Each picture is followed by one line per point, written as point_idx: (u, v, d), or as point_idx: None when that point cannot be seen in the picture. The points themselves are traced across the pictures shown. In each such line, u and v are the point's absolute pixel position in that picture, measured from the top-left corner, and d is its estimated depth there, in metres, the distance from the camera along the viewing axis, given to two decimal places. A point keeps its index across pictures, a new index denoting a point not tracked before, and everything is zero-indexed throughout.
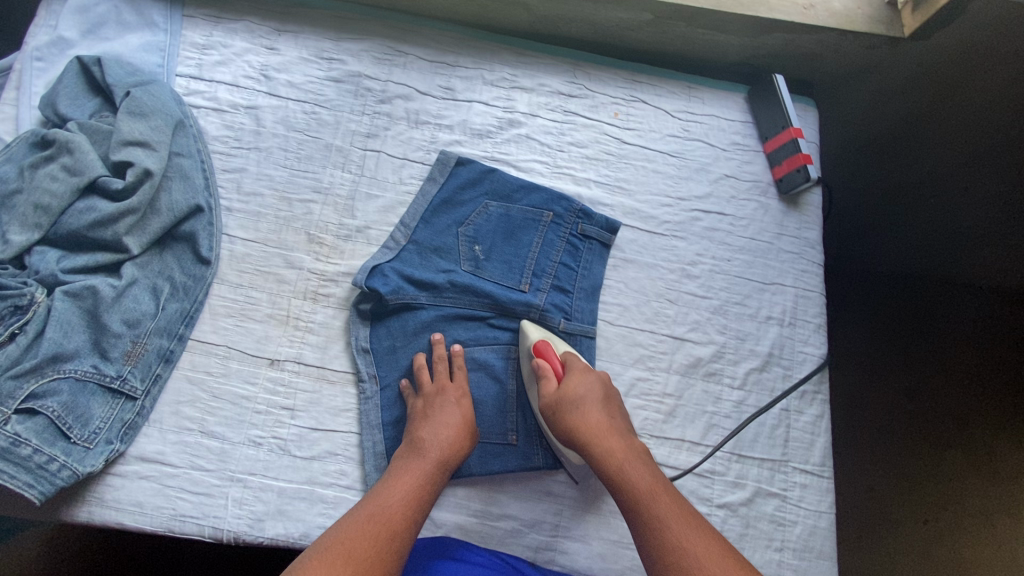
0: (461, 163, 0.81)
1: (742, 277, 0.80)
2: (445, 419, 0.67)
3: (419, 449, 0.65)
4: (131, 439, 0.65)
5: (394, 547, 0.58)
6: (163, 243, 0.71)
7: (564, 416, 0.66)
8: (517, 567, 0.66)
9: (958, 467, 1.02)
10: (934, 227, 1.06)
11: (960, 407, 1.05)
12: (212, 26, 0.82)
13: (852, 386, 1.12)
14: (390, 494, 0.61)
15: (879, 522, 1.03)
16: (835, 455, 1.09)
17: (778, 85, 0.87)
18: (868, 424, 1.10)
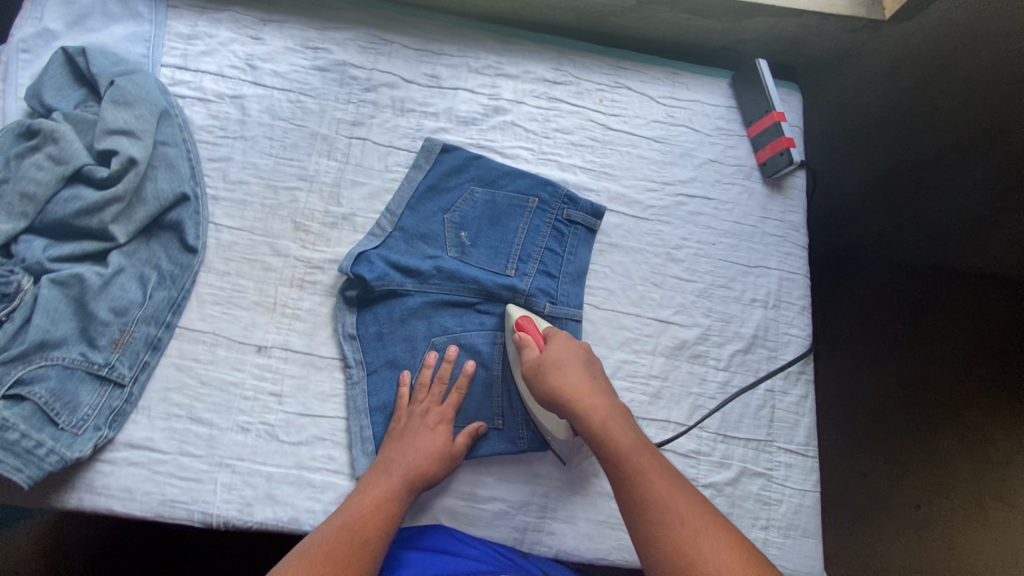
0: (446, 150, 0.79)
1: (728, 259, 0.79)
2: (426, 438, 0.66)
3: (392, 461, 0.64)
4: (119, 426, 0.66)
5: (370, 552, 0.58)
6: (150, 231, 0.73)
7: (545, 377, 0.63)
8: (511, 557, 0.64)
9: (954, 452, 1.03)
10: (929, 213, 1.07)
11: (941, 383, 1.07)
12: (197, 17, 0.84)
13: (840, 372, 1.20)
14: (365, 500, 0.61)
15: (872, 508, 1.08)
16: (824, 441, 1.17)
17: (762, 71, 0.84)
18: (858, 407, 1.17)
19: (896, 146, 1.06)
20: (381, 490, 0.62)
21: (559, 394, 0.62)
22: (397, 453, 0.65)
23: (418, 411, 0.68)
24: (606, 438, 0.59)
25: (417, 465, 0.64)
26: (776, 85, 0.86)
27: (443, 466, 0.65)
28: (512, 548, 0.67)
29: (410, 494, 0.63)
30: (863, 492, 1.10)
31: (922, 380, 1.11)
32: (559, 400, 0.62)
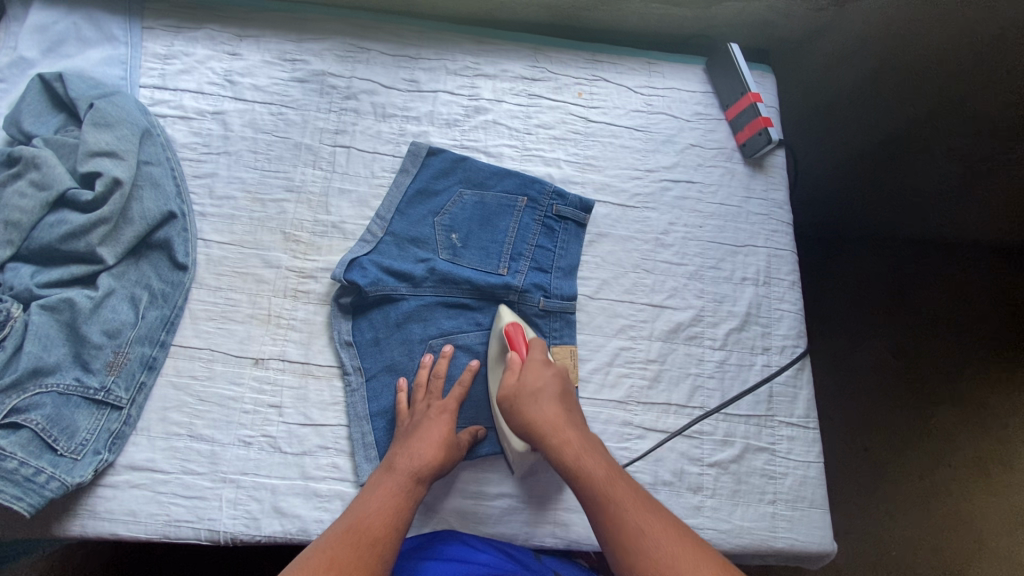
0: (432, 153, 0.80)
1: (716, 241, 0.80)
2: (428, 437, 0.64)
3: (392, 466, 0.63)
4: (119, 449, 0.66)
5: (378, 551, 0.56)
6: (138, 252, 0.73)
7: (520, 412, 0.63)
8: (520, 559, 0.64)
9: (950, 420, 1.16)
10: (909, 192, 1.12)
11: (928, 356, 1.20)
12: (173, 36, 0.84)
13: (838, 350, 1.23)
14: (371, 500, 0.60)
15: (880, 483, 1.14)
16: (828, 421, 1.19)
17: (734, 54, 0.85)
18: (856, 387, 1.20)
19: (873, 123, 1.08)
20: (386, 494, 0.61)
21: (531, 426, 0.62)
22: (402, 456, 0.64)
23: (418, 410, 0.68)
24: (580, 469, 0.59)
25: (423, 468, 0.63)
26: (749, 68, 0.87)
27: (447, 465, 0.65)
28: (522, 546, 0.67)
29: (419, 485, 0.62)
30: (866, 471, 1.15)
31: (915, 352, 1.20)
32: (535, 432, 0.62)
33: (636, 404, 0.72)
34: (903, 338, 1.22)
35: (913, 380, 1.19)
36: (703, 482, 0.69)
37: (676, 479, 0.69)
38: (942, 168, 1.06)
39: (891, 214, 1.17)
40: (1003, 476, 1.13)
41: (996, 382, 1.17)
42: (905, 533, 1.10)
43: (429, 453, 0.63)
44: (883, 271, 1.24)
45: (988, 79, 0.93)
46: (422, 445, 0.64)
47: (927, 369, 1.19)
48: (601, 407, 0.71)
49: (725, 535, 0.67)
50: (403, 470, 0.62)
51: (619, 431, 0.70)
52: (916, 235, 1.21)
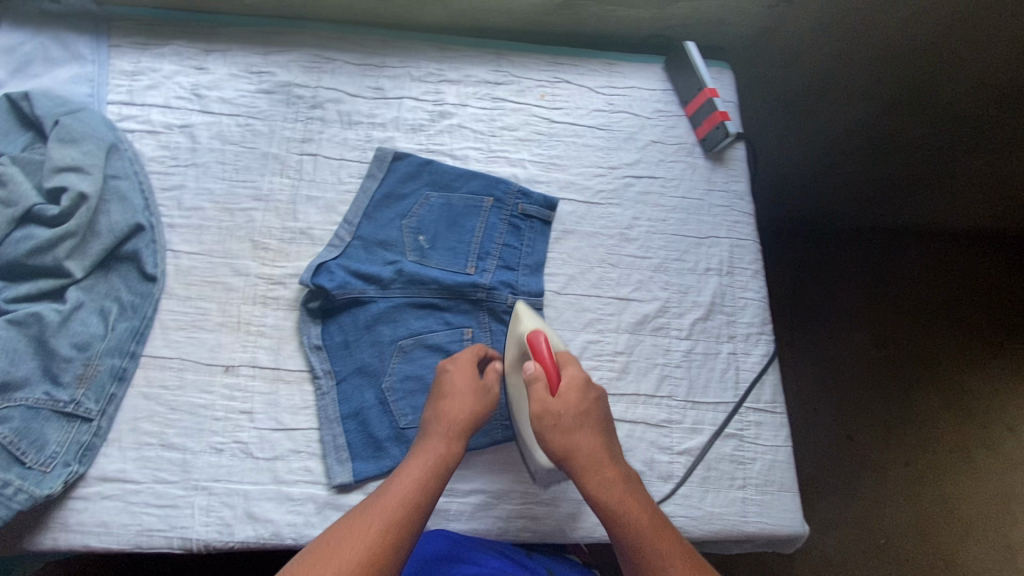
0: (398, 158, 0.81)
1: (679, 234, 0.81)
2: (454, 398, 0.65)
3: (437, 427, 0.64)
4: (90, 460, 0.66)
5: (419, 509, 0.58)
6: (107, 265, 0.74)
7: (558, 441, 0.62)
8: (513, 556, 0.65)
9: (934, 405, 1.18)
10: (879, 181, 1.16)
11: (907, 342, 1.23)
12: (140, 53, 0.86)
13: (817, 339, 1.27)
14: (417, 460, 0.61)
15: (868, 472, 1.15)
16: (813, 411, 1.21)
17: (689, 50, 0.87)
18: (839, 374, 1.23)
19: (831, 123, 1.12)
20: (424, 461, 0.61)
21: (574, 458, 0.61)
22: (429, 426, 0.64)
23: (449, 374, 0.67)
24: (623, 514, 0.58)
25: (450, 441, 0.63)
26: (706, 64, 0.89)
27: (478, 425, 0.66)
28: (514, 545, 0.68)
29: (461, 445, 0.64)
30: (851, 456, 1.16)
31: (895, 338, 1.24)
32: (573, 463, 0.61)
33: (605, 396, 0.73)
34: (882, 326, 1.25)
35: (893, 366, 1.22)
36: (673, 470, 0.70)
37: (647, 468, 0.70)
38: (910, 157, 1.09)
39: (863, 203, 1.22)
40: (987, 460, 1.14)
41: (978, 367, 1.19)
42: (892, 520, 1.12)
43: (456, 419, 0.64)
44: (853, 260, 1.29)
45: (947, 72, 0.96)
46: (448, 405, 0.65)
47: (908, 355, 1.22)
48: None
49: (696, 521, 0.68)
50: (431, 446, 0.62)
51: None
52: (888, 222, 1.25)
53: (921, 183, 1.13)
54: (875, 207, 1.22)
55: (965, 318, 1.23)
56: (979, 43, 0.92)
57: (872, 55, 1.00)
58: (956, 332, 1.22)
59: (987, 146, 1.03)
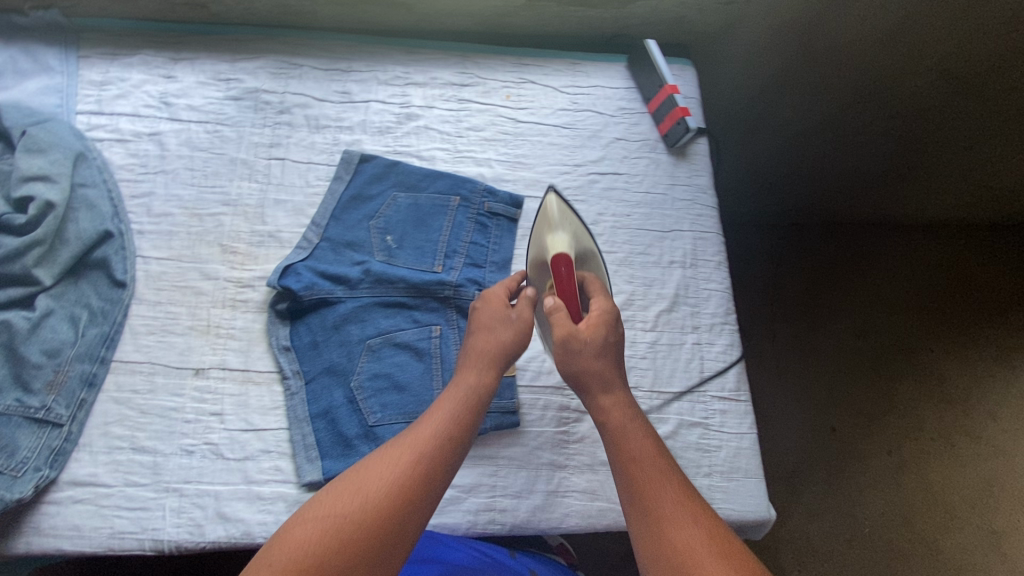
0: (365, 160, 0.82)
1: (643, 228, 0.83)
2: (487, 331, 0.64)
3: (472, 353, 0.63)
4: (61, 465, 0.66)
5: (457, 439, 0.56)
6: (77, 272, 0.74)
7: (575, 364, 0.61)
8: (497, 557, 0.66)
9: (913, 396, 1.19)
10: (849, 174, 1.18)
11: (885, 334, 1.25)
12: (108, 63, 0.87)
13: (797, 333, 1.29)
14: (451, 394, 0.60)
15: (850, 462, 1.17)
16: (793, 404, 1.24)
17: (650, 48, 0.88)
18: (819, 368, 1.25)
19: (798, 116, 1.15)
20: (456, 394, 0.60)
21: (588, 382, 0.60)
22: (461, 361, 0.64)
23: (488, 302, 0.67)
24: (630, 447, 0.57)
25: (480, 373, 0.62)
26: (667, 62, 0.91)
27: (511, 360, 0.65)
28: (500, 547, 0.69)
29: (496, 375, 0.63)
30: (832, 448, 1.19)
31: (873, 329, 1.26)
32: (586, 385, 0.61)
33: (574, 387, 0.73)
34: (861, 319, 1.27)
35: (872, 356, 1.24)
36: None
37: None
38: (876, 146, 1.10)
39: (837, 196, 1.25)
40: (970, 446, 1.13)
41: (955, 356, 1.20)
42: (875, 510, 1.12)
43: (486, 351, 0.63)
44: (826, 252, 1.33)
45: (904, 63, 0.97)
46: (477, 339, 0.64)
47: (887, 345, 1.24)
48: (540, 394, 0.75)
49: None
50: (461, 381, 0.61)
51: (557, 416, 0.74)
52: (864, 213, 1.29)
53: (891, 173, 1.14)
54: (849, 199, 1.25)
55: (943, 307, 1.24)
56: (935, 32, 0.92)
57: (835, 49, 1.02)
58: (933, 323, 1.23)
59: (950, 139, 1.04)
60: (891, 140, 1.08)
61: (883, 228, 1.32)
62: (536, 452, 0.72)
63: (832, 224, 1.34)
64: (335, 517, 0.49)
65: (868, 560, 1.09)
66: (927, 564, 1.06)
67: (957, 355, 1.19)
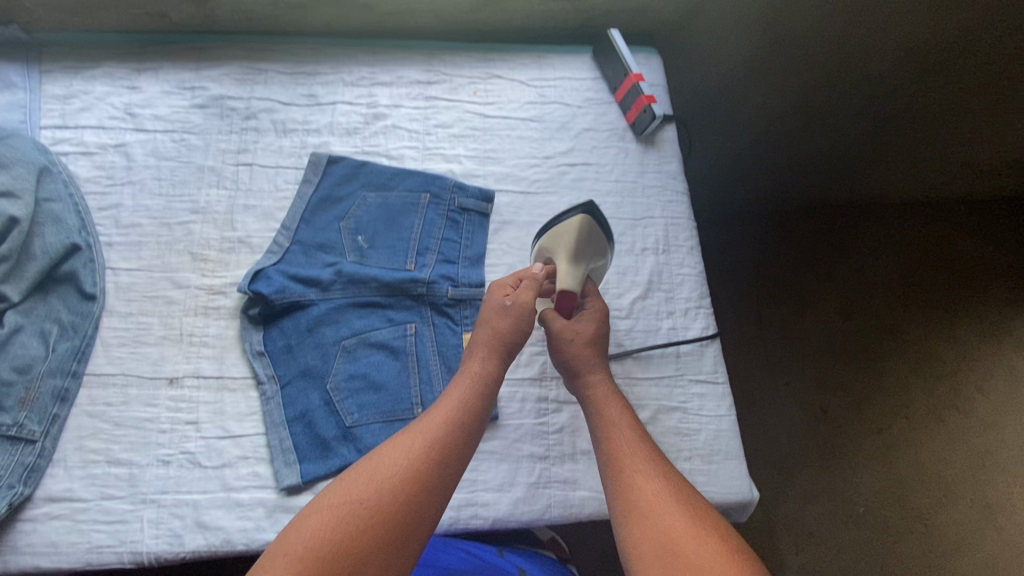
0: (333, 161, 0.82)
1: (614, 217, 0.83)
2: (490, 325, 0.66)
3: (477, 341, 0.66)
4: (35, 482, 0.66)
5: (464, 424, 0.57)
6: (46, 287, 0.74)
7: (563, 352, 0.67)
8: (489, 560, 0.65)
9: (902, 373, 1.20)
10: (830, 152, 1.18)
11: (872, 313, 1.25)
12: (71, 77, 0.86)
13: (788, 318, 1.27)
14: (460, 383, 0.62)
15: (842, 442, 1.16)
16: (786, 389, 1.21)
17: (614, 38, 0.89)
18: (809, 351, 1.24)
19: (772, 103, 1.13)
20: (465, 386, 0.61)
21: (574, 366, 0.66)
22: (467, 354, 0.66)
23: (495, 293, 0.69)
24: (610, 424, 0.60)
25: (484, 360, 0.64)
26: (632, 51, 0.91)
27: (515, 348, 0.67)
28: (491, 549, 0.68)
29: (502, 361, 0.65)
30: (824, 431, 1.17)
31: (860, 308, 1.26)
32: (570, 368, 0.67)
33: None
34: (846, 300, 1.27)
35: (860, 336, 1.24)
36: None
37: None
38: (855, 125, 1.11)
39: (817, 178, 1.25)
40: (959, 421, 1.16)
41: (938, 330, 1.22)
42: (868, 489, 1.12)
43: (491, 339, 0.65)
44: (809, 233, 1.32)
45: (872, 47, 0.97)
46: (482, 331, 0.66)
47: (874, 324, 1.24)
48: (518, 386, 0.75)
49: None
50: (466, 370, 0.63)
51: (536, 408, 0.74)
52: (845, 197, 1.30)
53: (871, 151, 1.15)
54: (831, 180, 1.25)
55: (925, 284, 1.26)
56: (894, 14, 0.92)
57: (799, 24, 1.01)
58: (918, 301, 1.24)
59: (931, 108, 1.04)
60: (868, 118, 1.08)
61: (868, 209, 1.32)
62: (517, 444, 0.72)
63: (815, 208, 1.33)
64: (351, 503, 0.48)
65: (864, 538, 1.09)
66: (922, 540, 1.08)
67: (940, 329, 1.22)
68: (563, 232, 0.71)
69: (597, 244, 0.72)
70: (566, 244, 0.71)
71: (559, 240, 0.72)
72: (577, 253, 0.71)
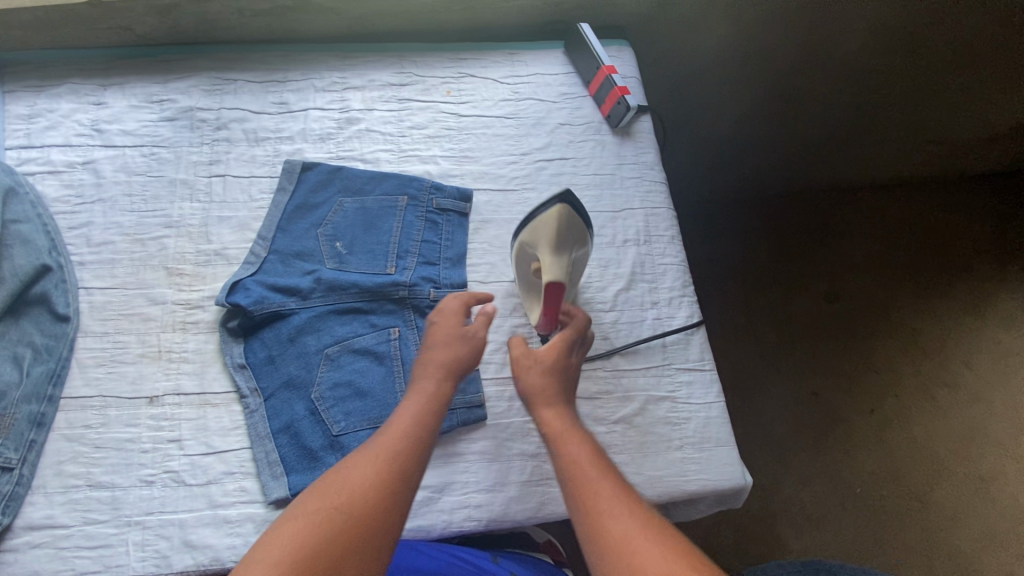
0: (307, 168, 0.81)
1: (593, 210, 0.83)
2: (438, 347, 0.63)
3: (424, 362, 0.62)
4: (14, 510, 0.64)
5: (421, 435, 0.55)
6: (17, 311, 0.72)
7: (525, 384, 0.63)
8: (482, 566, 0.64)
9: (889, 352, 1.21)
10: (806, 137, 1.19)
11: (857, 293, 1.26)
12: (35, 95, 0.84)
13: (775, 306, 1.27)
14: (413, 400, 0.59)
15: (834, 424, 1.17)
16: (777, 375, 1.22)
17: (585, 32, 0.89)
18: (798, 334, 1.25)
19: (746, 92, 1.14)
20: (416, 402, 0.58)
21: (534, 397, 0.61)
22: (415, 374, 0.62)
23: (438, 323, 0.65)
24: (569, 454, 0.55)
25: (436, 380, 0.61)
26: (603, 45, 0.91)
27: (467, 369, 0.64)
28: (482, 553, 0.67)
29: (451, 381, 0.61)
30: (816, 414, 1.18)
31: (845, 290, 1.27)
32: (530, 398, 0.62)
33: None
34: (832, 283, 1.27)
35: (847, 318, 1.25)
36: (611, 440, 0.70)
37: None
38: (829, 108, 1.13)
39: (795, 166, 1.27)
40: (949, 397, 1.17)
41: (922, 307, 1.23)
42: (865, 468, 1.13)
43: (441, 362, 0.62)
44: (791, 220, 1.32)
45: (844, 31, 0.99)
46: (434, 353, 0.63)
47: (861, 304, 1.25)
48: (505, 385, 0.74)
49: (637, 487, 0.68)
50: (417, 388, 0.60)
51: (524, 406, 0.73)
52: (823, 181, 1.31)
53: (846, 134, 1.17)
54: (809, 166, 1.26)
55: (908, 260, 1.27)
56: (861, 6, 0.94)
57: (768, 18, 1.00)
58: (901, 279, 1.26)
59: (902, 90, 1.07)
60: (841, 100, 1.11)
61: (847, 192, 1.33)
62: (508, 444, 0.71)
63: (796, 194, 1.34)
64: (322, 521, 0.47)
65: (865, 517, 1.09)
66: (919, 517, 1.08)
67: (925, 305, 1.23)
68: (541, 226, 0.67)
69: (579, 231, 0.67)
70: (546, 238, 0.67)
71: (538, 235, 0.68)
72: (559, 245, 0.67)
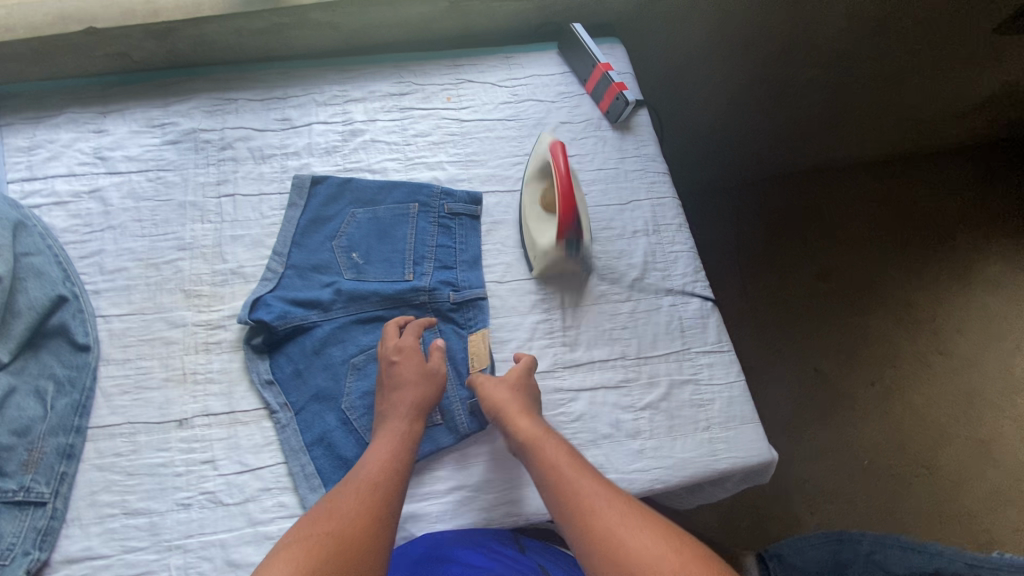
0: (317, 181, 0.82)
1: (601, 204, 0.84)
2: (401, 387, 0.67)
3: (392, 405, 0.66)
4: (51, 544, 0.63)
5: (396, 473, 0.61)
6: (36, 344, 0.71)
7: (490, 402, 0.67)
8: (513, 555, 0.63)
9: (884, 324, 1.25)
10: (789, 121, 1.23)
11: (848, 270, 1.30)
12: (33, 127, 0.83)
13: (773, 287, 1.30)
14: (387, 440, 0.63)
15: (840, 397, 1.20)
16: (781, 354, 1.24)
17: (578, 32, 0.91)
18: (798, 312, 1.28)
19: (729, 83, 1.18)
20: (389, 441, 0.63)
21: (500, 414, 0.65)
22: (384, 416, 0.66)
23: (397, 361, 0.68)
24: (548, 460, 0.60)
25: (408, 419, 0.65)
26: (596, 44, 0.93)
27: (431, 407, 0.68)
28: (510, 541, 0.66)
29: (418, 421, 0.66)
30: (822, 389, 1.21)
31: (838, 268, 1.30)
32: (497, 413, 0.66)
33: (564, 369, 0.75)
34: (824, 261, 1.31)
35: (842, 293, 1.28)
36: (640, 426, 0.72)
37: (614, 430, 0.72)
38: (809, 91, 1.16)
39: (779, 151, 1.30)
40: (944, 364, 1.21)
41: (911, 278, 1.28)
42: (872, 437, 1.16)
43: (409, 402, 0.66)
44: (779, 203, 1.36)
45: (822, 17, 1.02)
46: (401, 395, 0.66)
47: (856, 280, 1.29)
48: None
49: (670, 469, 0.70)
50: (388, 429, 0.65)
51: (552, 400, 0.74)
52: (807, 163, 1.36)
53: (829, 113, 1.21)
54: (794, 148, 1.30)
55: (895, 235, 1.31)
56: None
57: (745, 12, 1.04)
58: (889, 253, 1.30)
59: (877, 69, 1.11)
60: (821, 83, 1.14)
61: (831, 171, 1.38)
62: None
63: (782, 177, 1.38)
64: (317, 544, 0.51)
65: (876, 486, 1.13)
66: (927, 482, 1.12)
67: (913, 277, 1.28)
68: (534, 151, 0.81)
69: None
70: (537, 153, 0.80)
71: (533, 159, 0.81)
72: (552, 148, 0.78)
